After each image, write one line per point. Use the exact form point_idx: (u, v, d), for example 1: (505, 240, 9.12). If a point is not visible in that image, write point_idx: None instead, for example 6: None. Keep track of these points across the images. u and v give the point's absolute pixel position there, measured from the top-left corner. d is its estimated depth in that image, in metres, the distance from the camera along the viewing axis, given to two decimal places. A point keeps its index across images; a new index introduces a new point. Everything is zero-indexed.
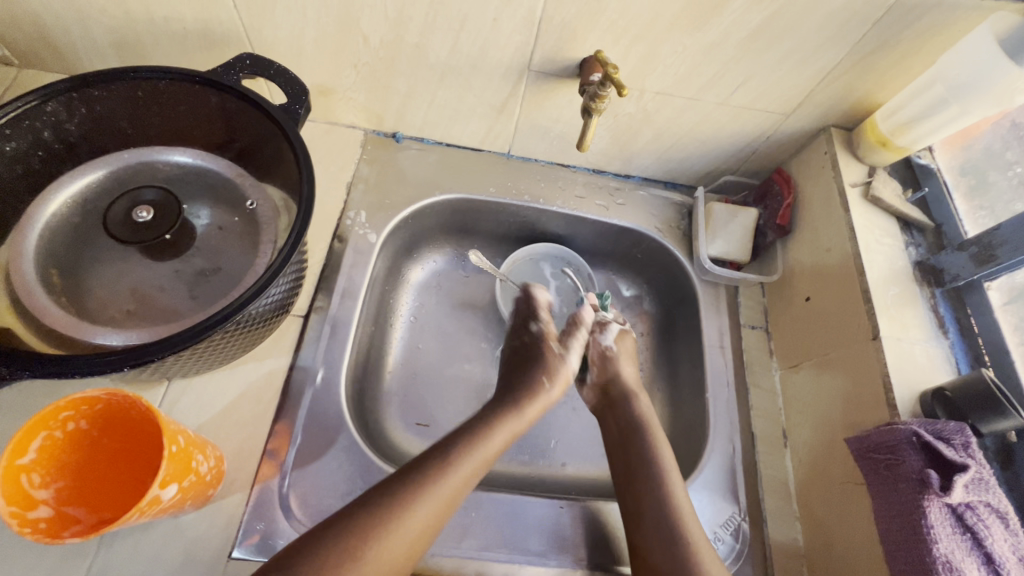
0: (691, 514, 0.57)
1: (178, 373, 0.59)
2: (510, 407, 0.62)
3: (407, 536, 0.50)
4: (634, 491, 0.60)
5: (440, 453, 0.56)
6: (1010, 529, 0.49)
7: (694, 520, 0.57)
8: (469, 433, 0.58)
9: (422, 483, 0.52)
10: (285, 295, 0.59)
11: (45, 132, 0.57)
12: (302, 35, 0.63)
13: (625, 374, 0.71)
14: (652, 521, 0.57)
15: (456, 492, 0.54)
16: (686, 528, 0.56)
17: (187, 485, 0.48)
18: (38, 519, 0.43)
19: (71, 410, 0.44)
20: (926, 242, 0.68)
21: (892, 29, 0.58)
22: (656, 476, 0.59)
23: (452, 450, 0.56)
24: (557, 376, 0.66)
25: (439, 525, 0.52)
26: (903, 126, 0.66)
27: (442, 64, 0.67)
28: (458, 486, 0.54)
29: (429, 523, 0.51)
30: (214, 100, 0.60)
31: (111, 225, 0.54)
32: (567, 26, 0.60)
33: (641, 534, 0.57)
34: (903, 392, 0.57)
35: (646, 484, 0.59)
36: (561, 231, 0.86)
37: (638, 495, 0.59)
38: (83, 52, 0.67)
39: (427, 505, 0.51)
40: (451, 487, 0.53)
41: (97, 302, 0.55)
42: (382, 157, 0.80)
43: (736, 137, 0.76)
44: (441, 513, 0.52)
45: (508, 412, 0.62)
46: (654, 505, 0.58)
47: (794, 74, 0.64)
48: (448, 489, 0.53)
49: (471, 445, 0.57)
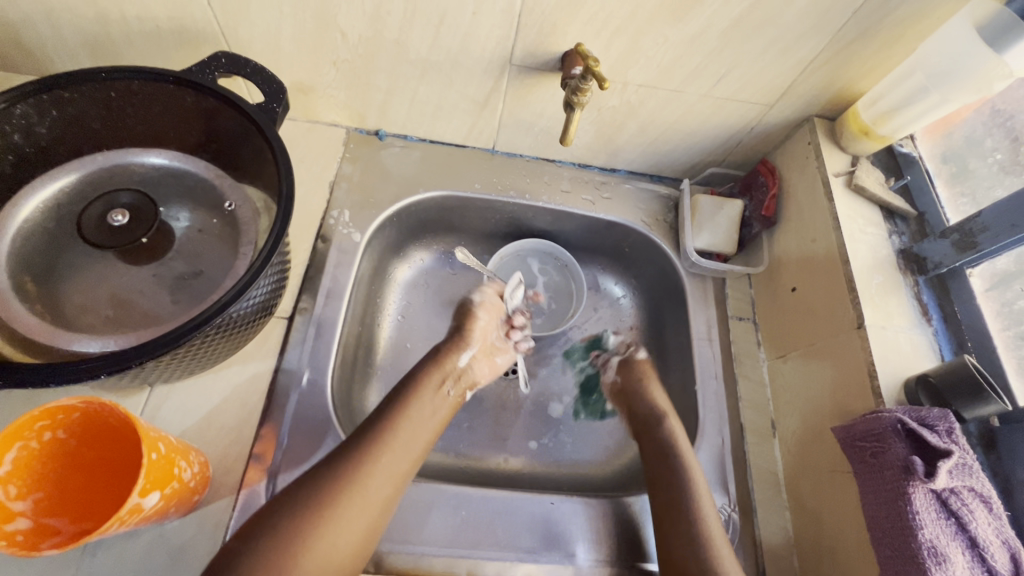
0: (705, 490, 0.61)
1: (160, 379, 0.58)
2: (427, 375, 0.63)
3: (357, 508, 0.51)
4: (661, 486, 0.62)
5: (365, 434, 0.56)
6: (993, 513, 0.49)
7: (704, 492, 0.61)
8: (387, 412, 0.59)
9: (353, 464, 0.53)
10: (268, 296, 0.58)
11: (15, 136, 0.55)
12: (279, 32, 0.62)
13: (659, 402, 0.71)
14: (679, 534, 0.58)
15: (397, 461, 0.55)
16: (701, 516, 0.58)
17: (169, 492, 0.47)
18: (16, 531, 0.42)
19: (46, 419, 0.44)
20: (909, 231, 0.68)
21: (871, 18, 0.58)
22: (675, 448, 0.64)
23: (374, 433, 0.56)
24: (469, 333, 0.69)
25: (393, 490, 0.54)
26: (885, 115, 0.66)
27: (422, 59, 0.66)
28: (396, 455, 0.56)
29: (380, 493, 0.53)
30: (190, 100, 0.59)
31: (85, 229, 0.53)
32: (547, 19, 0.59)
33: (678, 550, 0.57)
34: (888, 381, 0.57)
35: (674, 485, 0.61)
36: (547, 226, 0.85)
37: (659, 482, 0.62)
38: (55, 53, 0.65)
39: (364, 481, 0.52)
40: (388, 456, 0.55)
41: (75, 308, 0.54)
42: (365, 155, 0.79)
43: (720, 129, 0.76)
44: (391, 482, 0.54)
45: (426, 378, 0.63)
46: (684, 511, 0.59)
47: (775, 66, 0.64)
48: (384, 460, 0.54)
49: (393, 420, 0.58)
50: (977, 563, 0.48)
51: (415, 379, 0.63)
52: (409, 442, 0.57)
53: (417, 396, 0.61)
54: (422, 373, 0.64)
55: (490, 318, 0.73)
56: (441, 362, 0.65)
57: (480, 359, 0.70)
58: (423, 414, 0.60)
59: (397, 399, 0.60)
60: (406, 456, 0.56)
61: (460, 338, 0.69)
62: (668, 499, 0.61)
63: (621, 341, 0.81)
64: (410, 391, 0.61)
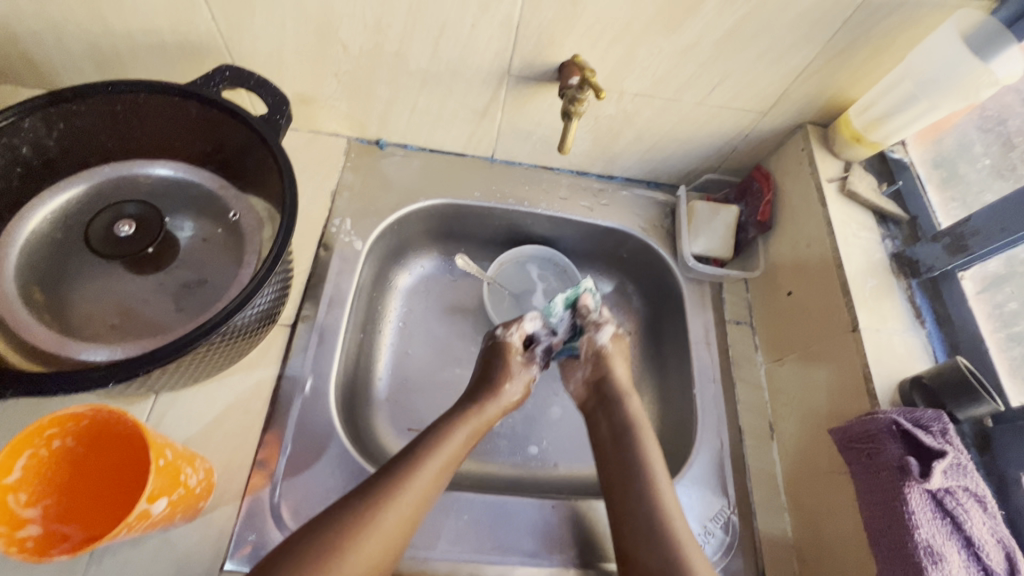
0: (660, 467, 0.60)
1: (165, 386, 0.58)
2: (465, 420, 0.61)
3: (371, 556, 0.49)
4: (627, 506, 0.58)
5: (393, 466, 0.55)
6: (988, 512, 0.50)
7: (661, 468, 0.60)
8: (410, 458, 0.56)
9: (367, 509, 0.51)
10: (272, 304, 0.59)
11: (23, 149, 0.56)
12: (282, 44, 0.63)
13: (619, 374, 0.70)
14: (636, 530, 0.56)
15: (416, 509, 0.53)
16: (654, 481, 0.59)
17: (177, 498, 0.48)
18: (27, 537, 0.43)
19: (56, 427, 0.44)
20: (901, 235, 0.69)
21: (860, 28, 0.59)
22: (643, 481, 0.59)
23: (390, 479, 0.53)
24: (514, 386, 0.66)
25: (407, 535, 0.53)
26: (875, 122, 0.67)
27: (422, 70, 0.67)
28: (415, 503, 0.53)
29: (395, 541, 0.51)
30: (195, 112, 0.60)
31: (93, 240, 0.54)
32: (544, 31, 0.60)
33: (627, 539, 0.56)
34: (883, 382, 0.58)
35: (630, 499, 0.58)
36: (546, 232, 0.86)
37: (620, 510, 0.58)
38: (61, 67, 0.66)
39: (380, 530, 0.50)
40: (406, 502, 0.52)
41: (82, 318, 0.55)
42: (366, 164, 0.80)
43: (715, 136, 0.77)
44: (408, 522, 0.52)
45: (464, 424, 0.61)
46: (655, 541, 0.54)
47: (768, 74, 0.66)
48: (399, 506, 0.52)
49: (414, 466, 0.55)
50: (974, 562, 0.48)
51: (450, 422, 0.61)
52: (429, 487, 0.55)
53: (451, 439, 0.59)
54: (460, 419, 0.61)
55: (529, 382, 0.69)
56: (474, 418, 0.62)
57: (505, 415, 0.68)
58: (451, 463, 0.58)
59: (431, 440, 0.58)
60: (423, 504, 0.54)
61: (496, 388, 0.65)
62: (625, 516, 0.57)
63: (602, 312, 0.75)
64: (443, 433, 0.59)
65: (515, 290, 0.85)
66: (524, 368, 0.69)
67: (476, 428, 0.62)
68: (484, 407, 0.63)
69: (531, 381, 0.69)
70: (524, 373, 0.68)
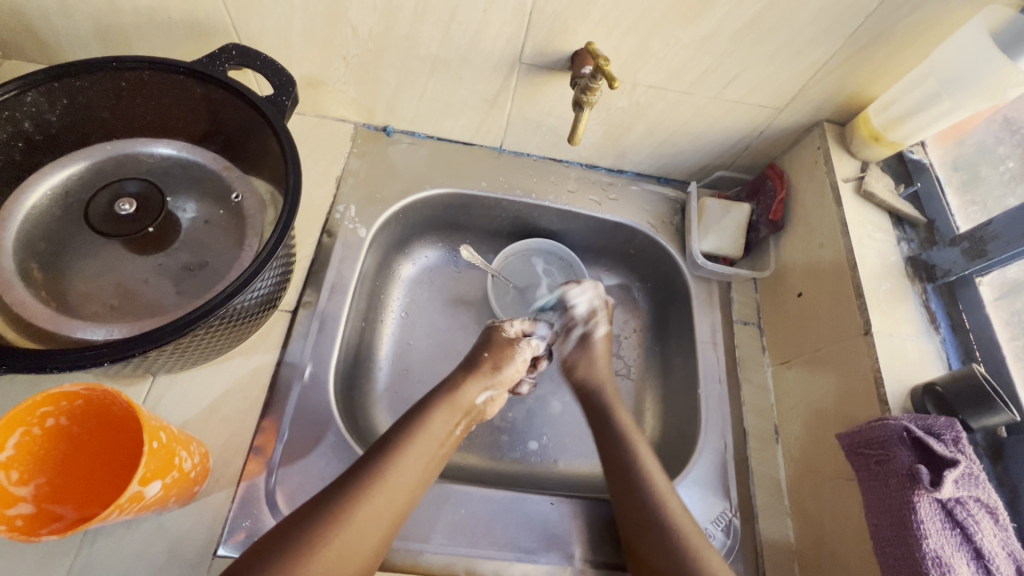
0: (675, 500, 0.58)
1: (163, 368, 0.58)
2: (446, 400, 0.61)
3: (348, 547, 0.48)
4: (629, 507, 0.58)
5: (381, 450, 0.55)
6: (999, 525, 0.49)
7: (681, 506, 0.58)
8: (393, 440, 0.56)
9: (346, 500, 0.50)
10: (273, 289, 0.58)
11: (25, 123, 0.56)
12: (290, 25, 0.62)
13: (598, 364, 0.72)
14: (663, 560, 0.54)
15: (397, 499, 0.53)
16: (676, 521, 0.56)
17: (169, 482, 0.47)
18: (17, 516, 0.42)
19: (49, 406, 0.44)
20: (918, 238, 0.67)
21: (885, 22, 0.57)
22: (653, 501, 0.58)
23: (374, 465, 0.53)
24: (499, 369, 0.65)
25: (389, 527, 0.52)
26: (896, 120, 0.65)
27: (432, 56, 0.66)
28: (399, 492, 0.53)
29: (376, 533, 0.51)
30: (200, 92, 0.59)
31: (93, 217, 0.53)
32: (558, 18, 0.59)
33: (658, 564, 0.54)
34: (895, 388, 0.56)
35: (640, 505, 0.58)
36: (553, 225, 0.85)
37: (630, 512, 0.58)
38: (66, 42, 0.65)
39: (360, 521, 0.50)
40: (387, 493, 0.52)
41: (78, 296, 0.54)
42: (372, 151, 0.79)
43: (730, 131, 0.76)
44: (395, 499, 0.52)
45: (445, 406, 0.60)
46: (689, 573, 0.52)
47: (787, 69, 0.64)
48: (377, 505, 0.51)
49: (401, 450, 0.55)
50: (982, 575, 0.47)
51: (431, 404, 0.60)
52: (413, 479, 0.54)
53: (431, 420, 0.58)
54: (440, 401, 0.61)
55: (522, 362, 0.68)
56: (458, 398, 0.61)
57: (497, 399, 0.66)
58: (434, 448, 0.57)
59: (411, 421, 0.58)
60: (407, 493, 0.54)
61: (482, 371, 0.64)
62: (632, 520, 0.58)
63: (589, 305, 0.74)
64: (424, 415, 0.59)
65: (519, 284, 0.84)
66: (513, 353, 0.67)
67: (459, 410, 0.61)
68: (467, 383, 0.63)
69: (522, 367, 0.68)
70: (514, 357, 0.67)
